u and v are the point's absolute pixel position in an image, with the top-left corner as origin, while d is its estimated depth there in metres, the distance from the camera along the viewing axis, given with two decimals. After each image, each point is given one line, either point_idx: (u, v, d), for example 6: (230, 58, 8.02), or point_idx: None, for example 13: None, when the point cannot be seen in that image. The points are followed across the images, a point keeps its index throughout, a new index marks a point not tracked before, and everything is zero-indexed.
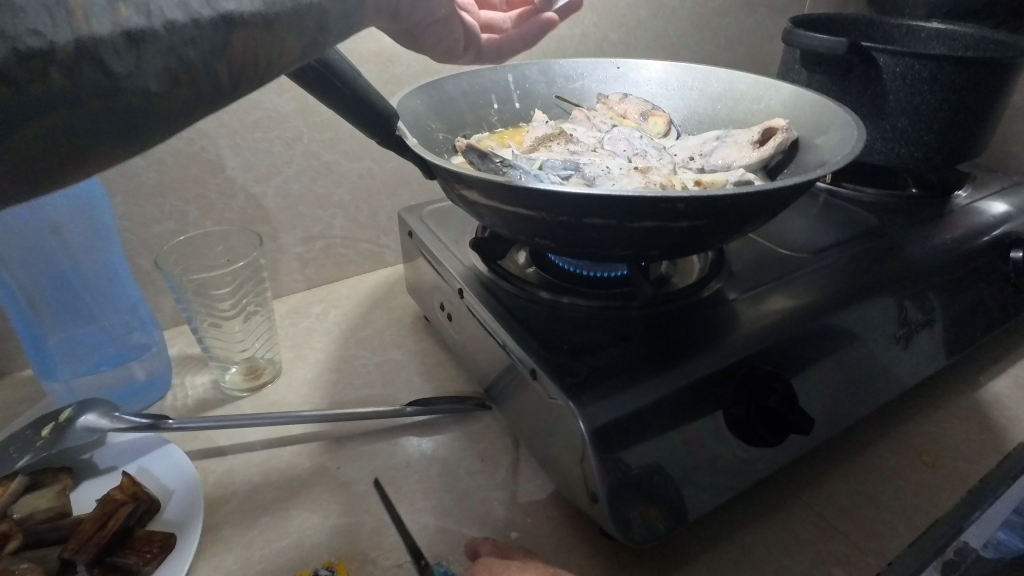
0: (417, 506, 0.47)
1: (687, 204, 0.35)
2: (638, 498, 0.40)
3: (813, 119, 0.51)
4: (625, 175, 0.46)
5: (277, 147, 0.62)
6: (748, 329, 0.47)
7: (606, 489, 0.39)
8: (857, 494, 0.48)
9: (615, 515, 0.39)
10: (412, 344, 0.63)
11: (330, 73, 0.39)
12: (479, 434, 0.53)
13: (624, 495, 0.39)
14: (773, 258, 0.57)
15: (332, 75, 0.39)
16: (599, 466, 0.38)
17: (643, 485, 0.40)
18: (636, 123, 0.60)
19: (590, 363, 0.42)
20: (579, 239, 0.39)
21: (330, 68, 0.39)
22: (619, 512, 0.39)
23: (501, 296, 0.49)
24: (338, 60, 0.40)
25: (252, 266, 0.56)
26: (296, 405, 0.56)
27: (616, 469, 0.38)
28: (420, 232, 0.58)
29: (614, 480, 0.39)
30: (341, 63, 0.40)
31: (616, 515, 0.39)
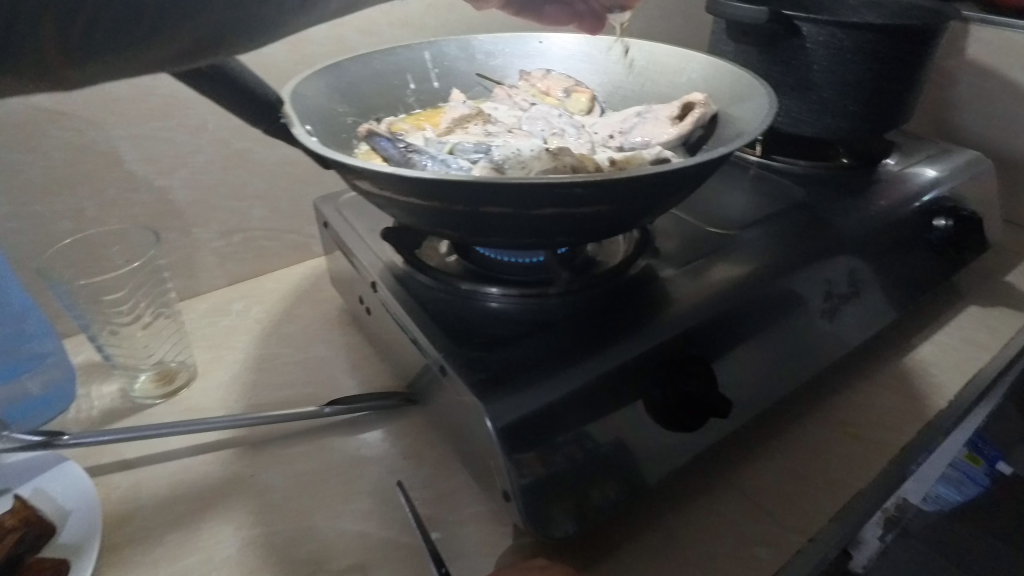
0: (335, 513, 0.44)
1: (584, 189, 0.33)
2: (599, 473, 0.40)
3: (731, 92, 0.49)
4: (537, 157, 0.44)
5: (180, 136, 0.58)
6: (669, 313, 0.46)
7: (552, 477, 0.38)
8: (782, 471, 0.48)
9: (561, 503, 0.38)
10: (338, 339, 0.60)
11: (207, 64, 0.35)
12: (404, 431, 0.51)
13: (546, 491, 0.38)
14: (700, 236, 0.56)
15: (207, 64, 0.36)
16: (540, 454, 0.37)
17: (584, 471, 0.39)
18: (559, 100, 0.57)
19: (502, 357, 0.41)
20: (481, 228, 0.37)
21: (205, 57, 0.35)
22: (557, 503, 0.38)
23: (416, 289, 0.47)
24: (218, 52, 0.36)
25: (148, 266, 0.54)
26: (210, 410, 0.53)
27: (528, 466, 0.37)
28: (335, 223, 0.55)
29: (580, 458, 0.39)
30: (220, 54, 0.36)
31: (560, 504, 0.38)
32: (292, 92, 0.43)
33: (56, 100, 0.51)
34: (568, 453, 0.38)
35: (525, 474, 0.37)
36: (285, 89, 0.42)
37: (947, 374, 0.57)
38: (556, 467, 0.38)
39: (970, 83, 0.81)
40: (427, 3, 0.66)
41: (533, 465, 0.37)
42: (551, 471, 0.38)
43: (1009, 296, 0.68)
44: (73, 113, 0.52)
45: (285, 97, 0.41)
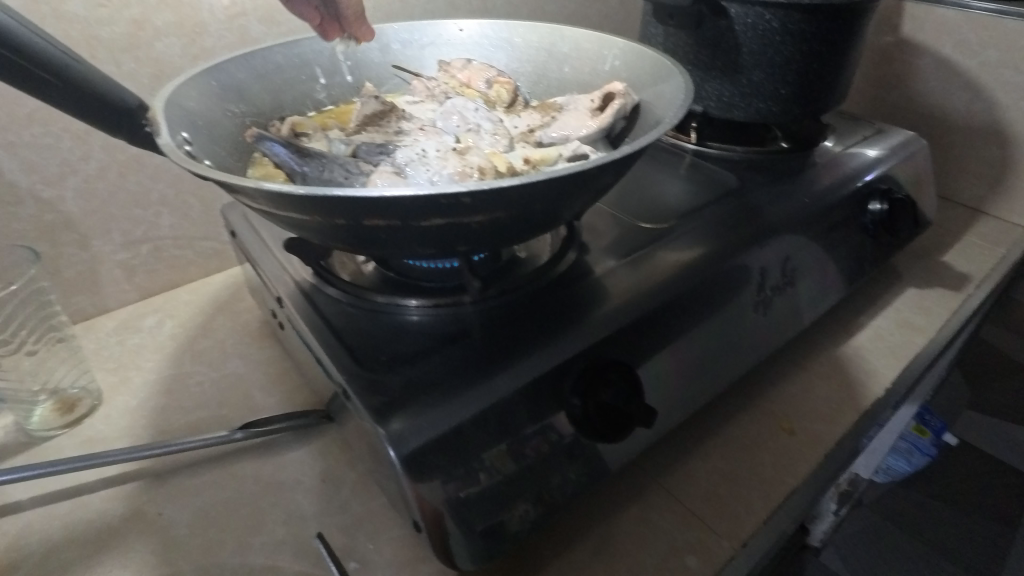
0: (243, 547, 0.42)
1: (472, 197, 0.30)
2: (563, 462, 0.40)
3: (651, 80, 0.46)
4: (442, 158, 0.41)
5: (65, 142, 0.53)
6: (591, 317, 0.43)
7: (521, 470, 0.38)
8: (715, 472, 0.47)
9: (523, 495, 0.38)
10: (256, 353, 0.57)
11: (48, 73, 0.31)
12: (323, 451, 0.48)
13: (491, 497, 0.37)
14: (630, 231, 0.54)
15: (47, 72, 0.31)
16: (508, 449, 0.37)
17: (540, 465, 0.39)
18: (479, 93, 0.53)
19: (409, 376, 0.38)
20: (371, 241, 0.34)
21: (41, 64, 0.30)
22: (510, 502, 0.37)
23: (323, 304, 0.44)
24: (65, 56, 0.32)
25: (27, 288, 0.51)
26: (112, 439, 0.49)
27: (469, 480, 0.36)
28: (241, 231, 0.52)
29: (546, 450, 0.39)
30: (65, 60, 0.32)
31: (521, 496, 0.38)
32: (167, 96, 0.39)
33: None
34: (537, 445, 0.39)
35: (491, 474, 0.37)
36: (159, 92, 0.39)
37: (881, 360, 0.57)
38: (525, 461, 0.38)
39: (904, 60, 0.80)
40: None
41: (497, 463, 0.37)
42: (520, 465, 0.38)
43: (943, 275, 0.68)
44: None
45: (157, 102, 0.37)
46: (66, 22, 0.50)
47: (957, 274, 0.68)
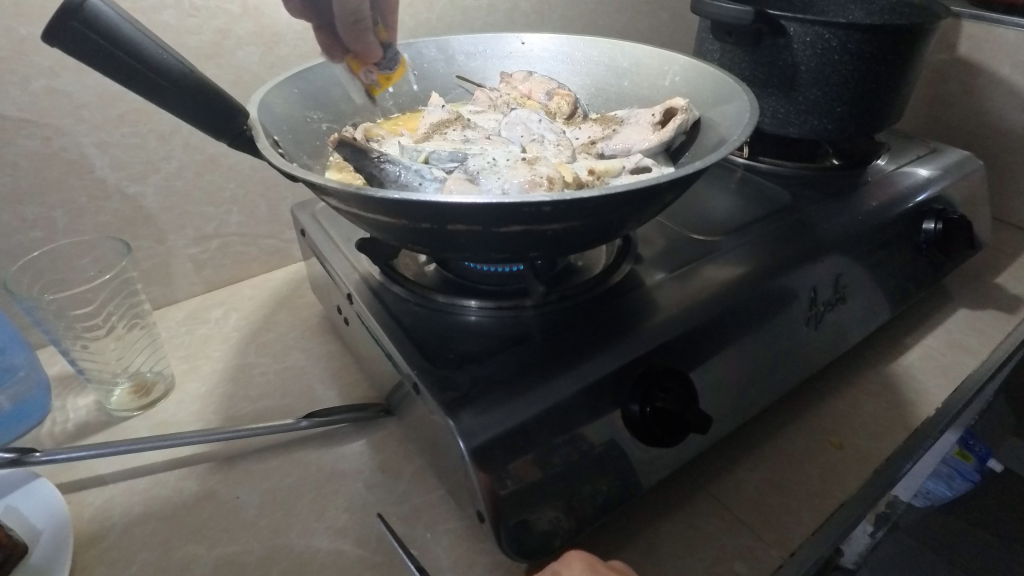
0: (309, 530, 0.44)
1: (552, 207, 0.32)
2: (593, 473, 0.40)
3: (714, 97, 0.47)
4: (511, 167, 0.43)
5: (151, 142, 0.57)
6: (647, 325, 0.45)
7: (550, 478, 0.38)
8: (763, 482, 0.48)
9: (553, 502, 0.39)
10: (316, 347, 0.60)
11: (152, 71, 0.33)
12: (381, 443, 0.50)
13: (524, 501, 0.38)
14: (683, 242, 0.55)
15: (149, 69, 0.33)
16: (535, 459, 0.38)
17: (577, 469, 0.39)
18: (540, 104, 0.55)
19: (474, 374, 0.40)
20: (449, 245, 0.36)
21: (145, 62, 0.33)
22: (540, 507, 0.38)
23: (390, 302, 0.46)
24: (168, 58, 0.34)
25: (117, 279, 0.53)
26: (186, 422, 0.52)
27: (508, 480, 0.37)
28: (311, 230, 0.54)
29: (576, 460, 0.39)
30: (168, 60, 0.34)
31: (550, 501, 0.39)
32: (258, 104, 0.42)
33: (20, 107, 0.50)
34: (566, 454, 0.39)
35: (527, 479, 0.37)
36: (251, 99, 0.41)
37: (932, 380, 0.57)
38: (554, 469, 0.38)
39: (960, 79, 0.80)
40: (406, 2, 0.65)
41: (523, 473, 0.37)
42: (549, 473, 0.38)
43: (997, 297, 0.67)
44: (39, 120, 0.51)
45: (251, 108, 0.40)
46: (159, 31, 0.53)
47: (1011, 297, 0.67)
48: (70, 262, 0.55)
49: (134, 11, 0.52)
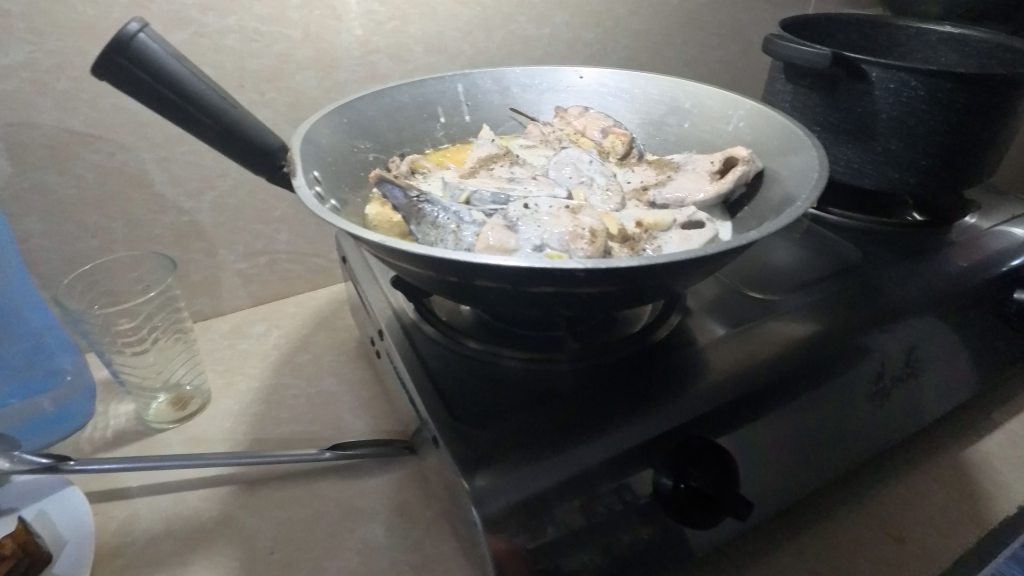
0: (320, 569, 0.43)
1: (588, 273, 0.30)
2: (617, 546, 0.38)
3: (780, 148, 0.44)
4: (553, 215, 0.40)
5: (208, 160, 0.58)
6: (688, 388, 0.41)
7: (565, 541, 0.36)
8: (806, 573, 0.43)
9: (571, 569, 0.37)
10: (349, 372, 0.59)
11: (192, 106, 0.33)
12: (402, 482, 0.49)
13: (537, 568, 0.36)
14: (738, 297, 0.51)
15: (192, 105, 0.33)
16: (582, 512, 0.36)
17: (604, 536, 0.37)
18: (593, 142, 0.53)
19: (498, 432, 0.38)
20: (479, 300, 0.34)
21: (183, 94, 0.33)
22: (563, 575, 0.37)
23: (420, 342, 0.45)
24: (211, 91, 0.34)
25: (163, 296, 0.55)
26: (215, 441, 0.52)
27: (522, 545, 0.35)
28: (351, 257, 0.54)
29: (597, 527, 0.37)
30: (211, 94, 0.34)
31: (562, 570, 0.36)
32: (305, 134, 0.41)
33: (90, 123, 0.52)
34: (589, 523, 0.37)
35: (560, 541, 0.36)
36: (296, 131, 0.41)
37: (1016, 473, 0.50)
38: (577, 536, 0.36)
39: None
40: (466, 30, 0.64)
41: (572, 529, 0.36)
42: (564, 538, 0.36)
43: None
44: (105, 137, 0.53)
45: (294, 141, 0.40)
46: (223, 55, 0.55)
47: None
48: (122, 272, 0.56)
49: (201, 36, 0.53)
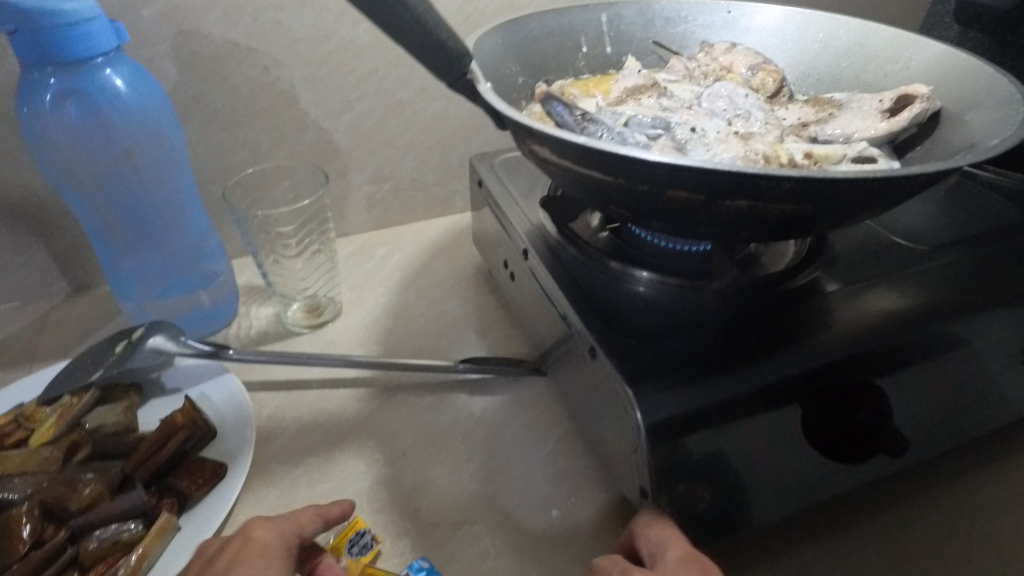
0: (458, 469, 0.46)
1: (794, 184, 0.29)
2: (762, 474, 0.38)
3: (964, 91, 0.42)
4: (722, 141, 0.40)
5: (350, 81, 0.60)
6: (836, 327, 0.40)
7: (715, 460, 0.36)
8: (943, 528, 0.42)
9: (715, 490, 0.37)
10: (471, 297, 0.61)
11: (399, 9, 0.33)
12: (530, 401, 0.51)
13: (688, 481, 0.36)
14: (874, 246, 0.48)
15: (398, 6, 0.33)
16: (735, 435, 0.36)
17: (751, 462, 0.37)
18: (741, 78, 0.52)
19: (656, 350, 0.39)
20: (660, 212, 0.34)
21: None
22: (708, 499, 0.37)
23: (567, 262, 0.46)
24: None
25: (314, 207, 0.56)
26: (350, 347, 0.55)
27: (678, 457, 0.35)
28: (488, 180, 0.55)
29: (745, 452, 0.37)
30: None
31: (709, 488, 0.37)
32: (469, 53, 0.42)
33: (251, 37, 0.55)
34: (739, 446, 0.37)
35: (710, 458, 0.36)
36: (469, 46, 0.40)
37: None
38: (728, 457, 0.37)
39: None
40: None
41: (725, 450, 0.36)
42: (716, 458, 0.36)
43: None
44: (261, 51, 0.56)
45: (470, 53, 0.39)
46: None
47: None
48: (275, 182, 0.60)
49: None
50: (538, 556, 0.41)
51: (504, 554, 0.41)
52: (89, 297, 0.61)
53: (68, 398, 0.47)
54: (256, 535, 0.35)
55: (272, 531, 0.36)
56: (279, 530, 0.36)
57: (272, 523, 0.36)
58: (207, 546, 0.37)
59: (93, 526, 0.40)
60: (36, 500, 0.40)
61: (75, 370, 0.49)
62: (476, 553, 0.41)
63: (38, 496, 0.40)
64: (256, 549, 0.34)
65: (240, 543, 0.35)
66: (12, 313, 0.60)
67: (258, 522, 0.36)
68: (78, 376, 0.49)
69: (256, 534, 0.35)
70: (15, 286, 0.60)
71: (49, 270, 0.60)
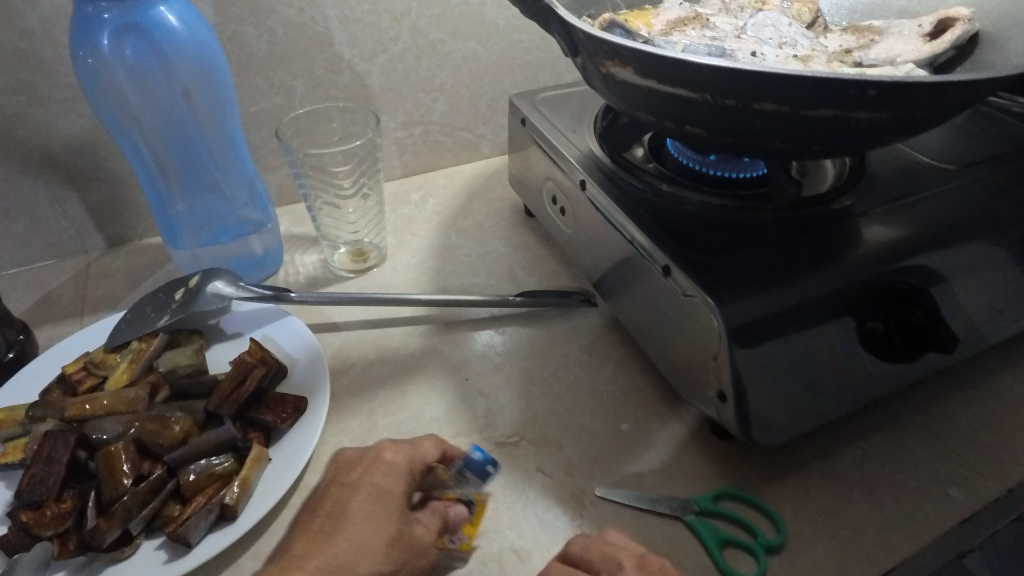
0: (528, 393, 0.48)
1: (878, 89, 0.32)
2: (824, 372, 0.41)
3: (1003, 18, 0.44)
4: (783, 62, 0.44)
5: (384, 22, 0.59)
6: (876, 239, 0.44)
7: (785, 360, 0.40)
8: (977, 421, 0.45)
9: (783, 388, 0.40)
10: (513, 238, 0.62)
11: None
12: (585, 329, 0.53)
13: (764, 381, 0.40)
14: (909, 166, 0.51)
15: None
16: (801, 338, 0.40)
17: (816, 363, 0.41)
18: (778, 8, 0.53)
19: (726, 263, 0.42)
20: (741, 128, 0.37)
21: None
22: (781, 400, 0.40)
23: (625, 187, 0.49)
24: None
25: (367, 147, 0.56)
26: (403, 287, 0.57)
27: (754, 357, 0.39)
28: (533, 117, 0.57)
29: (813, 350, 0.41)
30: None
31: (781, 388, 0.40)
32: None
33: None
34: (807, 347, 0.40)
35: (782, 358, 0.40)
36: None
37: None
38: (796, 357, 0.40)
39: None
40: None
41: (792, 351, 0.40)
42: (785, 358, 0.40)
43: None
44: None
45: None
46: None
47: None
48: (320, 127, 0.61)
49: None
50: (616, 465, 0.43)
51: (584, 465, 0.43)
52: (128, 251, 0.61)
53: (137, 344, 0.47)
54: (384, 460, 0.40)
55: (394, 458, 0.40)
56: (400, 458, 0.40)
57: (397, 448, 0.40)
58: (343, 450, 0.42)
59: (188, 460, 0.41)
60: (130, 437, 0.41)
61: (135, 319, 0.49)
62: (558, 465, 0.43)
63: (132, 433, 0.41)
64: (395, 479, 0.39)
65: (383, 469, 0.39)
66: (50, 268, 0.59)
67: (386, 444, 0.41)
68: (142, 323, 0.49)
69: (383, 459, 0.40)
70: (51, 241, 0.59)
71: (84, 223, 0.59)
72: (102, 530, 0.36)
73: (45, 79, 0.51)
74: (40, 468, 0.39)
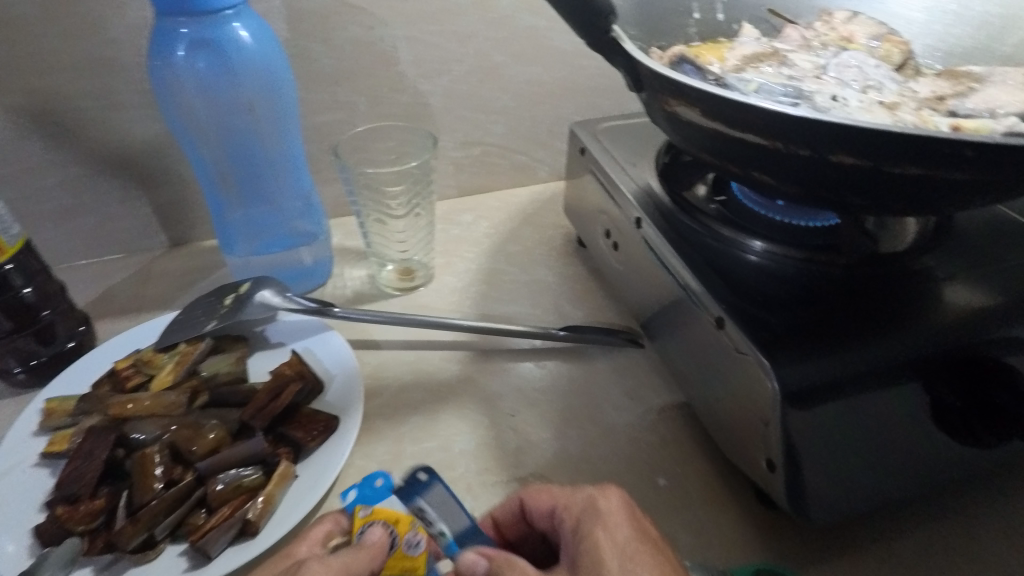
0: (562, 434, 0.46)
1: (976, 150, 0.29)
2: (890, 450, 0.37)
3: None
4: (866, 109, 0.40)
5: (450, 43, 0.59)
6: (958, 307, 0.40)
7: (846, 432, 0.36)
8: None
9: (840, 464, 0.36)
10: (562, 268, 0.61)
11: None
12: (628, 372, 0.51)
13: (820, 454, 0.36)
14: (1002, 228, 0.46)
15: None
16: (866, 410, 0.36)
17: (881, 439, 0.37)
18: (864, 48, 0.49)
19: (786, 320, 0.39)
20: (813, 180, 0.34)
21: None
22: (840, 477, 0.37)
23: (682, 229, 0.47)
24: None
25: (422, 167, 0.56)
26: (445, 311, 0.56)
27: (810, 426, 0.36)
28: (592, 148, 0.56)
29: (879, 424, 0.37)
30: None
31: (839, 463, 0.36)
32: None
33: None
34: (871, 420, 0.37)
35: (843, 430, 0.36)
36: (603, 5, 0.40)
37: None
38: (859, 430, 0.36)
39: None
40: None
41: (855, 423, 0.36)
42: (846, 431, 0.36)
43: None
44: (367, 9, 0.55)
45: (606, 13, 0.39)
46: None
47: None
48: (378, 144, 0.61)
49: None
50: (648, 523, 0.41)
51: None
52: (189, 252, 0.63)
53: (184, 346, 0.49)
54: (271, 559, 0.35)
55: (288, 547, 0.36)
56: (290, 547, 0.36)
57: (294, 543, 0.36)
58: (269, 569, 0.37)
59: (216, 470, 0.41)
60: (166, 442, 0.42)
61: (186, 322, 0.50)
62: None
63: (168, 438, 0.42)
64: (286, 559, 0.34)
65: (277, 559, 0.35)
66: (116, 263, 0.62)
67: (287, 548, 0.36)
68: (190, 326, 0.50)
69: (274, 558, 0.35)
70: (119, 237, 0.62)
71: (151, 222, 0.62)
72: (129, 533, 0.37)
73: (126, 85, 0.53)
74: (80, 463, 0.40)
